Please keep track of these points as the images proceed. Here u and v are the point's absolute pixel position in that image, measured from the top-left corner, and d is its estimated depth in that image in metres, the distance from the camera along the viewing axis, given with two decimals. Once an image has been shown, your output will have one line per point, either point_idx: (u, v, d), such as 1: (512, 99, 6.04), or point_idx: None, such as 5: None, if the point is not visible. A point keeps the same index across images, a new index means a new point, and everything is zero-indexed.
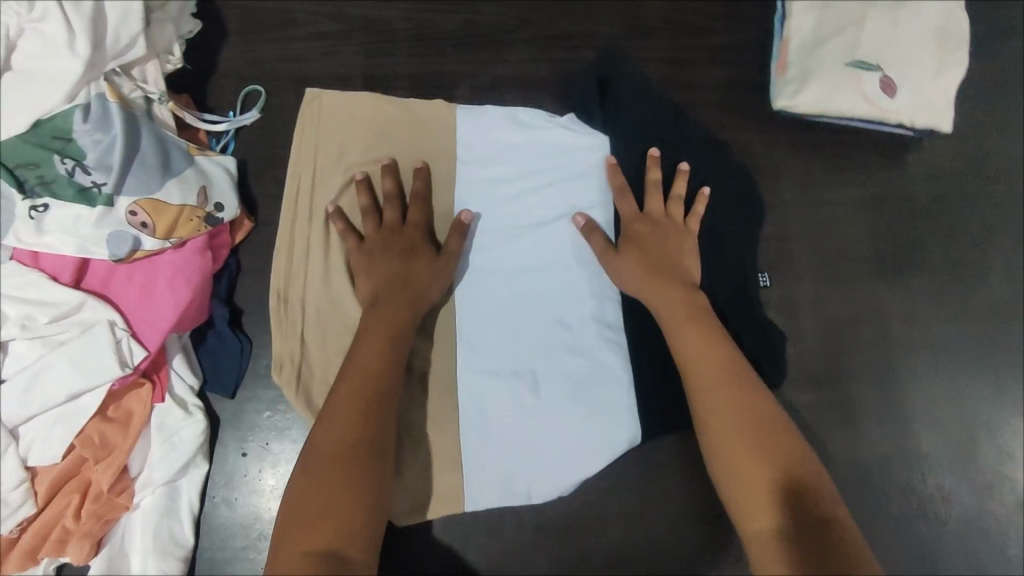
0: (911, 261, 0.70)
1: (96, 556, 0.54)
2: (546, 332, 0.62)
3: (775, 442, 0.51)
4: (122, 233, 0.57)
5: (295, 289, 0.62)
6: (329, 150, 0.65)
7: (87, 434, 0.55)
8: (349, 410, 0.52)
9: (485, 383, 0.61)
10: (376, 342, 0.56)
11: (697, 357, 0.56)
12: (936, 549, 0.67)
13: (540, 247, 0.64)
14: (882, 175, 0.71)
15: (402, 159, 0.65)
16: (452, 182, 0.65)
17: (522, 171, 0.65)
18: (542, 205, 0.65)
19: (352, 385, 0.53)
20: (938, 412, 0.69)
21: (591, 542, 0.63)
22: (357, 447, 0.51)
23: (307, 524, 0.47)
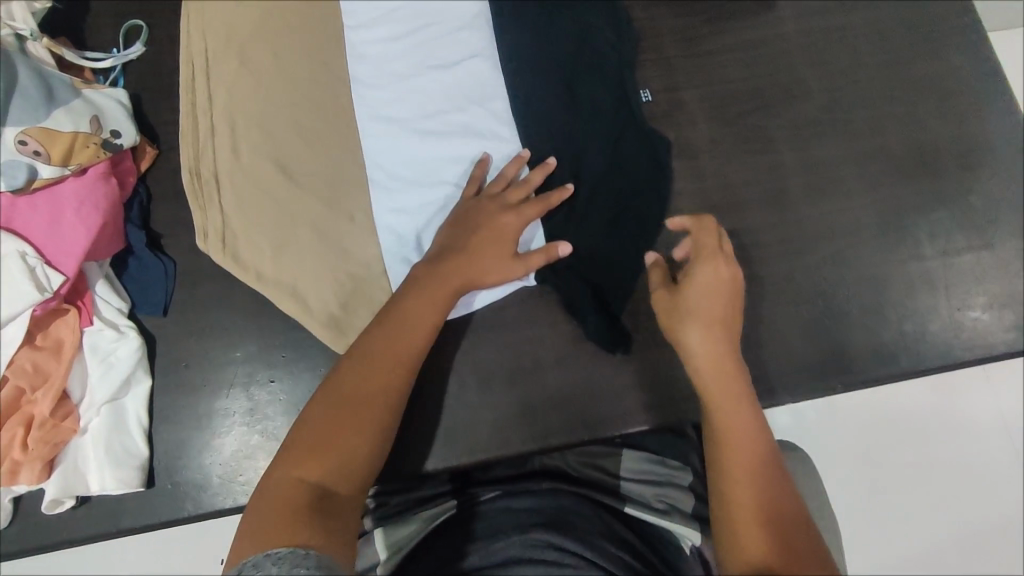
0: (795, 91, 0.74)
1: (51, 477, 0.56)
2: (448, 165, 0.65)
3: (769, 454, 0.52)
4: (15, 162, 0.56)
5: (205, 163, 0.66)
6: (217, 33, 0.68)
7: (19, 364, 0.56)
8: (382, 356, 0.53)
9: (398, 212, 0.64)
10: (423, 297, 0.56)
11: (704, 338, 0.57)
12: (855, 352, 0.67)
13: (432, 92, 0.67)
14: (755, 21, 0.76)
15: (290, 31, 0.69)
16: (339, 46, 0.69)
17: (406, 27, 0.69)
18: (431, 73, 0.68)
19: (387, 336, 0.54)
20: (837, 225, 0.70)
21: (535, 394, 0.63)
22: (385, 393, 0.52)
23: (312, 451, 0.49)
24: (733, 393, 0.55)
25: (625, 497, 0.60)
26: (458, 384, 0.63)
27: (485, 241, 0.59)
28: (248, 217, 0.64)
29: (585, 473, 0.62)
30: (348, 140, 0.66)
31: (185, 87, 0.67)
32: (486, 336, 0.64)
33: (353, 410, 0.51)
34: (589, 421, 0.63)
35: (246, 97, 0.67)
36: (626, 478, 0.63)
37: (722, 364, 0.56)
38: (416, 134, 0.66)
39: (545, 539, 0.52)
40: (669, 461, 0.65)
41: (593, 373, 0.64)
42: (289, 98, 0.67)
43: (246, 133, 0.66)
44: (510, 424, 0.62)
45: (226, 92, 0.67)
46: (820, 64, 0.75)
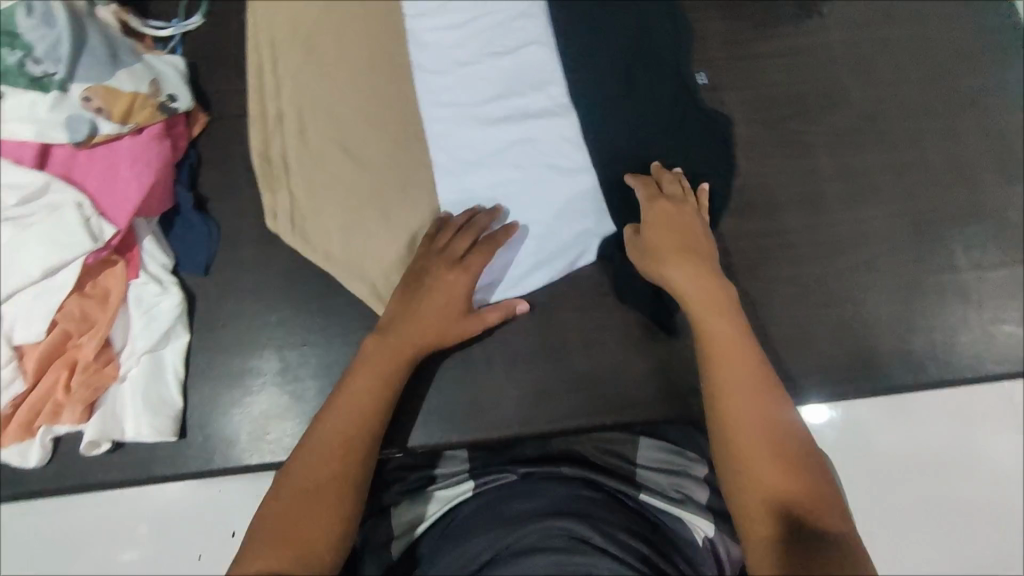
0: (835, 97, 0.74)
1: (92, 417, 0.58)
2: (514, 148, 0.67)
3: (779, 418, 0.49)
4: (78, 116, 0.58)
5: (274, 145, 0.68)
6: (285, 18, 0.70)
7: (68, 309, 0.58)
8: (340, 424, 0.52)
9: (467, 192, 0.66)
10: (384, 358, 0.56)
11: (709, 313, 0.55)
12: (880, 359, 0.67)
13: (496, 77, 0.69)
14: (800, 28, 0.77)
15: (356, 19, 0.71)
16: (402, 33, 0.71)
17: (466, 17, 0.71)
18: (494, 59, 0.70)
19: (343, 415, 0.53)
20: (869, 232, 0.70)
21: (559, 375, 0.64)
22: (348, 460, 0.51)
23: (279, 526, 0.46)
24: (733, 363, 0.51)
25: (639, 485, 0.57)
26: (484, 360, 0.64)
27: (431, 307, 0.58)
28: (316, 199, 0.66)
29: (602, 459, 0.59)
30: (410, 121, 0.68)
31: (253, 70, 0.69)
32: (515, 316, 0.65)
33: (315, 495, 0.48)
34: (609, 406, 0.64)
35: (310, 74, 0.69)
36: (643, 467, 0.59)
37: (720, 331, 0.53)
38: (479, 119, 0.68)
39: (561, 529, 0.48)
40: (686, 452, 0.61)
41: (617, 360, 0.65)
42: (352, 77, 0.69)
43: (310, 109, 0.69)
44: (532, 403, 0.64)
45: (294, 76, 0.69)
46: (861, 72, 0.75)
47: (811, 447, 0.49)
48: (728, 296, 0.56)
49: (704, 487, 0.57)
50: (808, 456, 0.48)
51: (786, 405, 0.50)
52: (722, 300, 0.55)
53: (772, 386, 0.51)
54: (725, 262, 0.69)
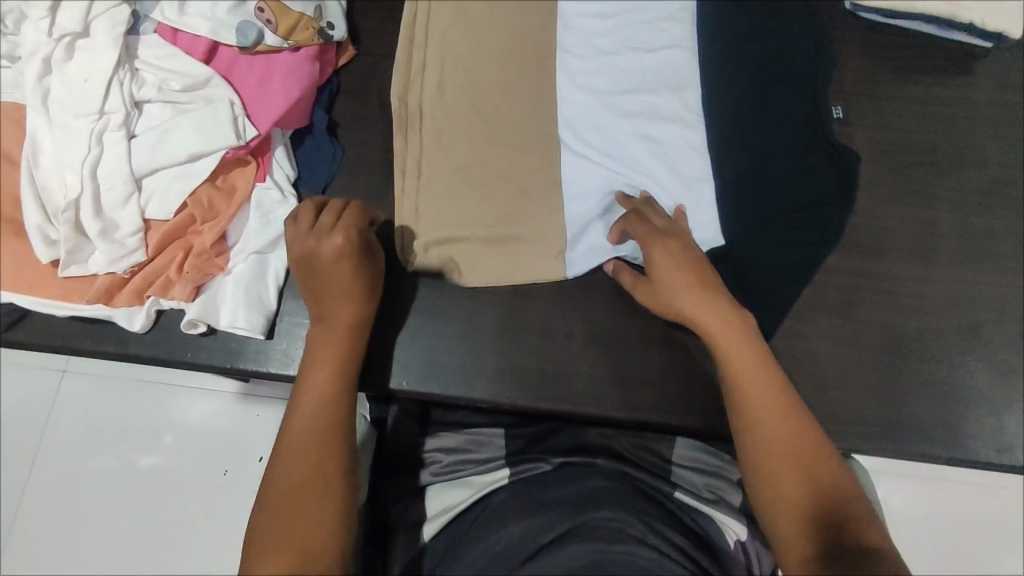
0: (971, 157, 0.72)
1: (197, 298, 0.62)
2: (638, 143, 0.68)
3: (803, 440, 0.49)
4: (249, 24, 0.63)
5: (412, 94, 0.69)
6: None
7: (198, 195, 0.62)
8: (299, 441, 0.51)
9: (584, 177, 0.67)
10: (325, 364, 0.55)
11: (727, 340, 0.53)
12: (965, 429, 0.64)
13: (633, 73, 0.70)
14: (946, 79, 0.74)
15: None
16: (552, 11, 0.72)
17: (615, 9, 0.72)
18: (635, 54, 0.70)
19: (298, 432, 0.51)
20: (979, 298, 0.67)
21: (633, 365, 0.64)
22: (322, 468, 0.50)
23: (273, 545, 0.45)
24: (761, 389, 0.51)
25: (675, 483, 0.63)
26: (562, 334, 0.65)
27: (336, 269, 0.57)
28: (440, 153, 0.68)
29: (636, 456, 0.65)
30: (545, 98, 0.69)
31: (405, 20, 0.71)
32: (602, 299, 0.66)
33: (296, 496, 0.48)
34: (678, 408, 0.63)
35: (457, 33, 0.71)
36: (677, 465, 0.65)
37: (733, 360, 0.52)
38: (613, 109, 0.69)
39: (604, 520, 0.52)
40: (720, 453, 0.66)
41: (695, 364, 0.64)
42: (496, 44, 0.71)
43: (451, 67, 0.70)
44: (602, 386, 0.63)
45: (441, 33, 0.71)
46: (1004, 137, 0.73)
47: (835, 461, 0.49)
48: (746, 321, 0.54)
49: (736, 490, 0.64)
50: (837, 472, 0.48)
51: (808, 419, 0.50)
52: (738, 328, 0.53)
53: (789, 400, 0.51)
54: (823, 296, 0.67)
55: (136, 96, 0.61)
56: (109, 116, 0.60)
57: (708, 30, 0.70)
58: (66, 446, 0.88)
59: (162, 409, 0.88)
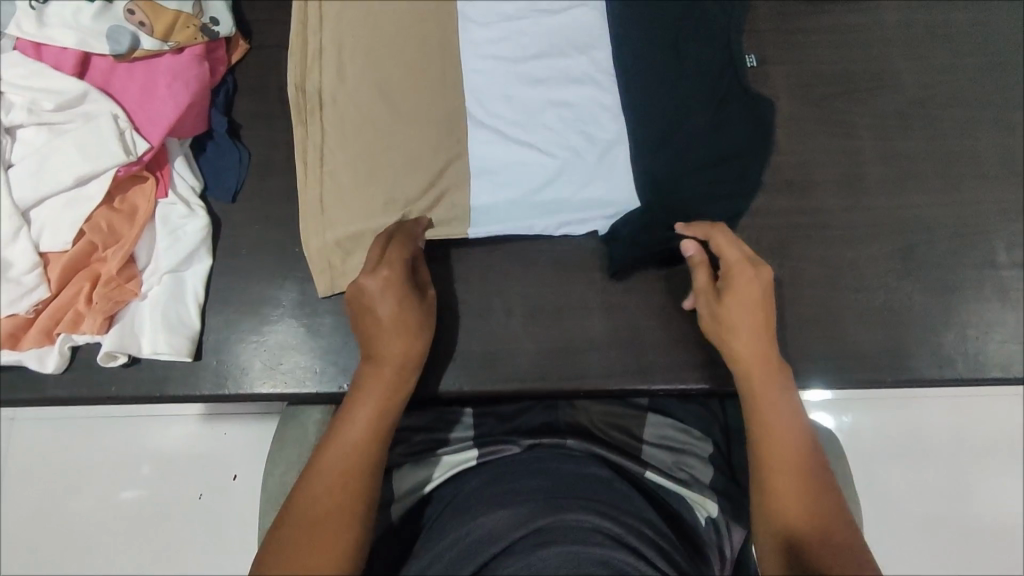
0: (886, 81, 0.72)
1: (110, 330, 0.58)
2: (545, 110, 0.64)
3: (796, 436, 0.54)
4: (120, 29, 0.58)
5: (309, 84, 0.65)
6: None
7: (95, 221, 0.58)
8: (337, 476, 0.50)
9: (491, 151, 0.64)
10: (370, 405, 0.52)
11: (750, 334, 0.56)
12: (906, 350, 0.65)
13: (539, 36, 0.66)
14: (856, 5, 0.74)
15: None
16: None
17: None
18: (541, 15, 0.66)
19: (332, 466, 0.50)
20: (909, 220, 0.68)
21: (576, 333, 0.63)
22: (352, 508, 0.49)
23: None
24: (771, 390, 0.55)
25: (645, 461, 0.63)
26: (502, 312, 0.64)
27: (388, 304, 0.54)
28: (341, 142, 0.64)
29: (608, 434, 0.66)
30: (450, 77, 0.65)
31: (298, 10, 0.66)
32: (538, 272, 0.65)
33: (315, 535, 0.47)
34: (627, 369, 0.63)
35: (354, 12, 0.65)
36: (649, 444, 0.66)
37: (762, 370, 0.56)
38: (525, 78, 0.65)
39: (573, 523, 0.49)
40: (692, 431, 0.68)
41: (638, 324, 0.64)
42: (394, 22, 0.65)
43: (347, 52, 0.65)
44: (549, 360, 0.62)
45: (333, 17, 0.65)
46: (915, 57, 0.73)
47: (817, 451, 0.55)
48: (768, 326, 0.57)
49: (705, 466, 0.65)
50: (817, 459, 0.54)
51: (803, 422, 0.55)
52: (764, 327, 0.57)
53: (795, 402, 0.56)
54: (757, 239, 0.67)
55: (5, 121, 0.56)
56: None
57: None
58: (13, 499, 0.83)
59: (137, 435, 0.83)
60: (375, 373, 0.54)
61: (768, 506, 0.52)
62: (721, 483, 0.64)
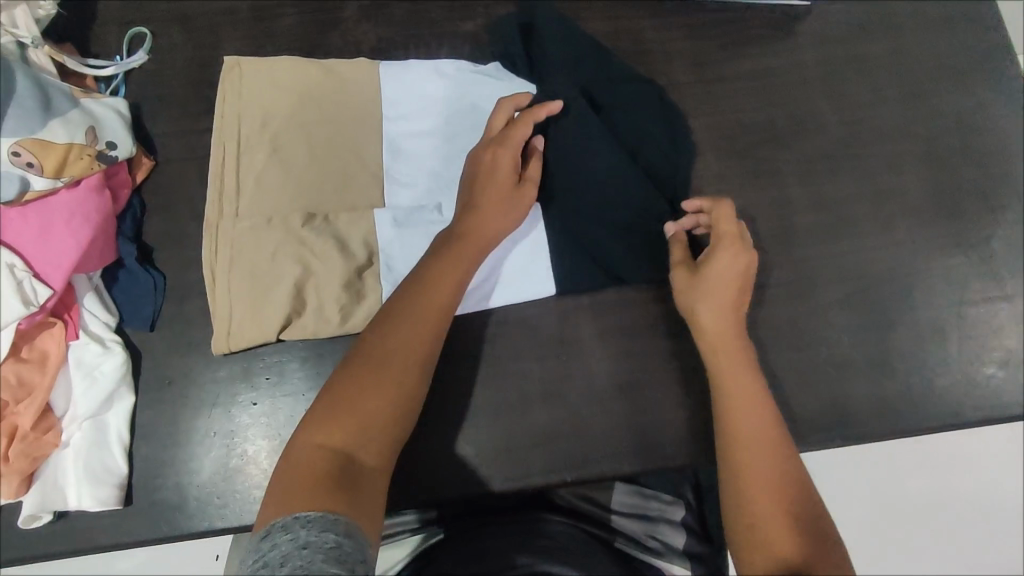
0: (811, 125, 0.71)
1: (31, 491, 0.56)
2: None
3: (778, 461, 0.54)
4: (7, 173, 0.55)
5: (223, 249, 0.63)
6: (253, 114, 0.66)
7: (3, 376, 0.55)
8: (414, 329, 0.54)
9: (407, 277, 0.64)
10: (438, 284, 0.57)
11: (728, 355, 0.58)
12: (855, 403, 0.64)
13: (459, 161, 0.67)
14: (773, 48, 0.73)
15: (328, 107, 0.67)
16: (373, 120, 0.67)
17: (441, 100, 0.68)
18: (463, 141, 0.67)
19: (403, 325, 0.54)
20: (846, 268, 0.67)
21: (518, 425, 0.62)
22: (411, 373, 0.53)
23: (337, 416, 0.50)
24: (756, 420, 0.55)
25: (615, 533, 0.65)
26: (440, 415, 0.61)
27: (490, 196, 0.61)
28: (252, 298, 0.61)
29: (581, 508, 0.67)
30: (379, 149, 0.66)
31: (215, 175, 0.65)
32: (474, 365, 0.63)
33: (373, 378, 0.52)
34: (575, 458, 0.61)
35: (272, 167, 0.65)
36: (619, 513, 0.68)
37: (742, 402, 0.56)
38: (455, 144, 0.67)
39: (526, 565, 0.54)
40: (662, 495, 0.69)
41: (581, 413, 0.62)
42: (326, 113, 0.67)
43: (271, 182, 0.64)
44: (494, 459, 0.61)
45: (254, 176, 0.65)
46: (837, 96, 0.72)
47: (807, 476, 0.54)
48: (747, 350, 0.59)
49: (677, 531, 0.67)
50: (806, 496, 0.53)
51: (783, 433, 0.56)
52: (744, 357, 0.58)
53: (782, 440, 0.55)
54: None
55: None
56: None
57: (546, 67, 0.68)
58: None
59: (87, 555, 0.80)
60: (463, 238, 0.59)
61: (747, 525, 0.52)
62: (694, 546, 0.66)
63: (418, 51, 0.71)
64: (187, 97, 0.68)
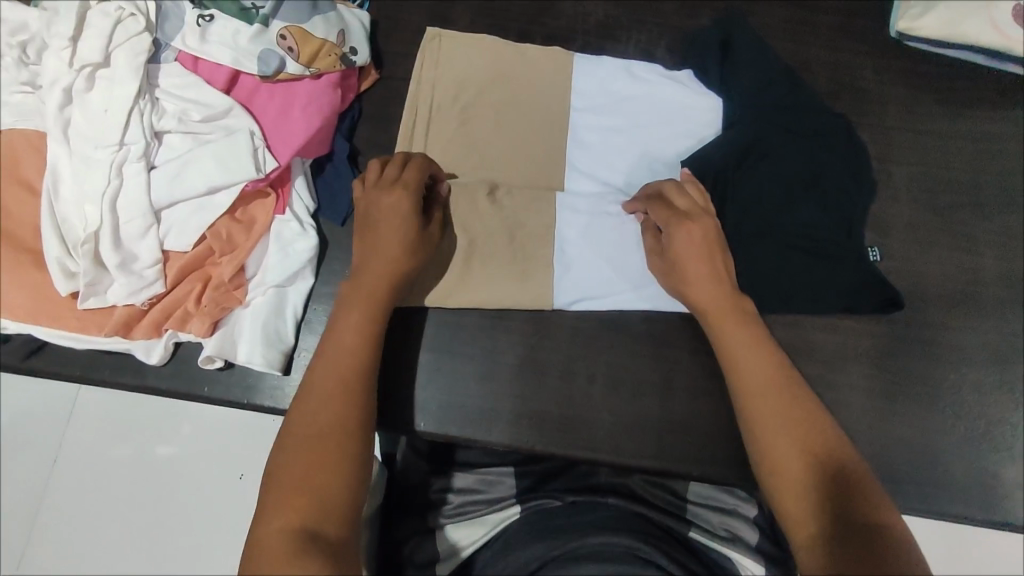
0: (1017, 200, 0.69)
1: (213, 334, 0.61)
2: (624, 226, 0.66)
3: (818, 452, 0.50)
4: (271, 52, 0.61)
5: None
6: (451, 72, 0.70)
7: (217, 228, 0.61)
8: (327, 392, 0.52)
9: (569, 260, 0.65)
10: (355, 325, 0.55)
11: (745, 352, 0.55)
12: (1001, 487, 0.62)
13: (638, 159, 0.68)
14: (995, 115, 0.71)
15: (519, 78, 0.70)
16: (560, 99, 0.70)
17: (626, 100, 0.70)
18: (644, 140, 0.69)
19: (321, 383, 0.53)
20: (1019, 350, 0.65)
21: (656, 408, 0.63)
22: (346, 426, 0.51)
23: (293, 496, 0.47)
24: (780, 435, 0.51)
25: (689, 522, 0.64)
26: (585, 378, 0.63)
27: (382, 250, 0.58)
28: None
29: (653, 495, 0.66)
30: (562, 132, 0.69)
31: (408, 118, 0.68)
32: (626, 340, 0.64)
33: (317, 446, 0.50)
34: (704, 455, 0.62)
35: (463, 125, 0.68)
36: (693, 503, 0.67)
37: (760, 389, 0.53)
38: (637, 141, 0.69)
39: (597, 544, 0.54)
40: (736, 491, 0.68)
41: (719, 414, 0.63)
42: (517, 85, 0.70)
43: (460, 139, 0.68)
44: (625, 434, 0.62)
45: (444, 128, 0.68)
46: None
47: (863, 473, 0.49)
48: (752, 316, 0.57)
49: (748, 527, 0.66)
50: (851, 463, 0.50)
51: (824, 422, 0.52)
52: (747, 329, 0.56)
53: (833, 463, 0.49)
54: (855, 345, 0.64)
55: (155, 126, 0.60)
56: (129, 147, 0.59)
57: (764, 74, 0.68)
58: (87, 428, 0.90)
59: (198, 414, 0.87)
60: (357, 288, 0.57)
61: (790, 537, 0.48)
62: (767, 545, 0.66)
63: (639, 36, 0.73)
64: (421, 26, 0.72)
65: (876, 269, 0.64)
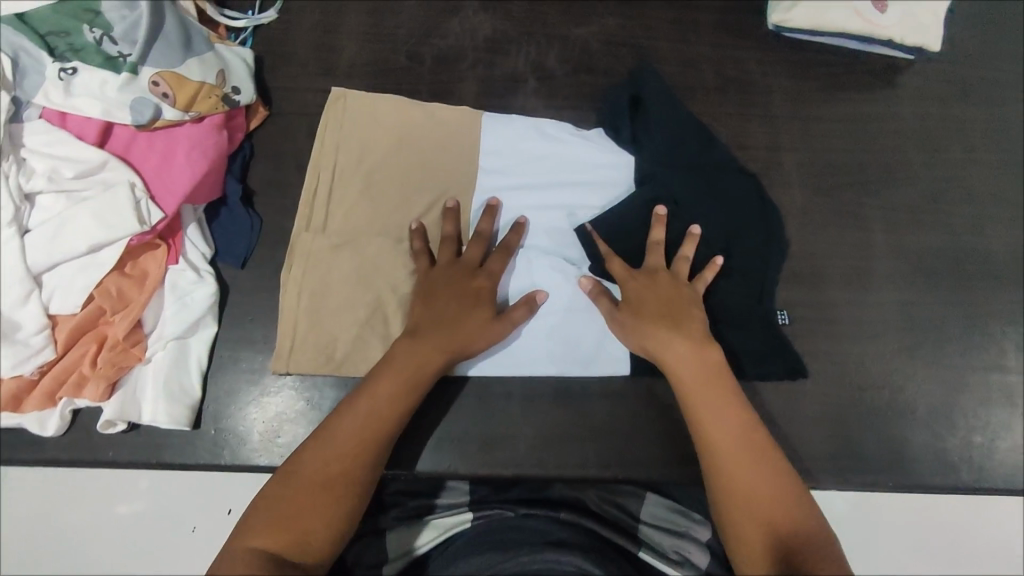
0: (899, 175, 0.72)
1: (111, 397, 0.59)
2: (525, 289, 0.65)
3: (769, 487, 0.52)
4: (143, 100, 0.60)
5: (299, 263, 0.64)
6: (351, 147, 0.67)
7: (105, 286, 0.59)
8: (348, 442, 0.53)
9: None
10: (395, 381, 0.56)
11: (700, 386, 0.57)
12: (909, 451, 0.65)
13: (542, 218, 0.67)
14: (872, 96, 0.74)
15: (424, 149, 0.68)
16: (466, 165, 0.68)
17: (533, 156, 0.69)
18: (547, 199, 0.68)
19: (347, 430, 0.54)
20: (914, 319, 0.68)
21: (576, 417, 0.63)
22: (351, 478, 0.52)
23: (274, 525, 0.48)
24: (742, 468, 0.53)
25: (641, 541, 0.61)
26: (503, 395, 0.63)
27: (454, 320, 0.59)
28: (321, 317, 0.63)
29: (606, 512, 0.63)
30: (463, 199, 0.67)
31: (305, 202, 0.66)
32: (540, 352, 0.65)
33: (320, 489, 0.50)
34: (627, 457, 0.62)
35: (361, 201, 0.66)
36: (645, 523, 0.64)
37: (718, 422, 0.55)
38: (541, 198, 0.68)
39: (549, 560, 0.52)
40: (691, 512, 0.65)
41: (637, 415, 0.64)
42: (421, 156, 0.68)
43: (359, 217, 0.66)
44: (546, 446, 0.62)
45: (344, 208, 0.66)
46: (930, 152, 0.73)
47: (813, 519, 0.51)
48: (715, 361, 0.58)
49: (703, 551, 0.62)
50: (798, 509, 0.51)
51: (775, 463, 0.54)
52: (711, 366, 0.58)
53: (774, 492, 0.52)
54: None
55: (25, 188, 0.57)
56: None
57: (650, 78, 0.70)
58: None
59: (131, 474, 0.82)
60: (401, 347, 0.58)
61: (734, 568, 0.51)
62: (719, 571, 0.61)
63: (528, 49, 0.74)
64: (307, 58, 0.71)
65: (781, 332, 0.66)
